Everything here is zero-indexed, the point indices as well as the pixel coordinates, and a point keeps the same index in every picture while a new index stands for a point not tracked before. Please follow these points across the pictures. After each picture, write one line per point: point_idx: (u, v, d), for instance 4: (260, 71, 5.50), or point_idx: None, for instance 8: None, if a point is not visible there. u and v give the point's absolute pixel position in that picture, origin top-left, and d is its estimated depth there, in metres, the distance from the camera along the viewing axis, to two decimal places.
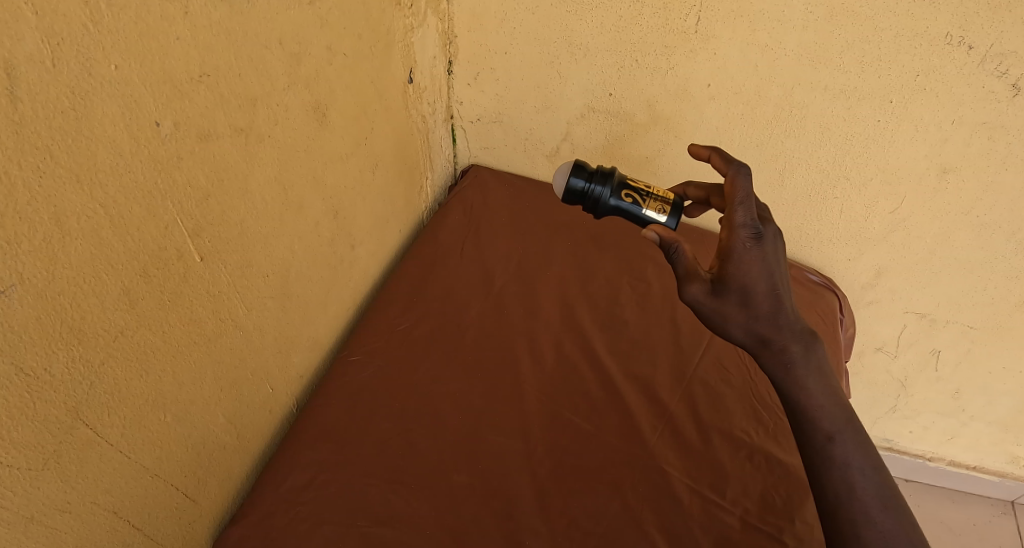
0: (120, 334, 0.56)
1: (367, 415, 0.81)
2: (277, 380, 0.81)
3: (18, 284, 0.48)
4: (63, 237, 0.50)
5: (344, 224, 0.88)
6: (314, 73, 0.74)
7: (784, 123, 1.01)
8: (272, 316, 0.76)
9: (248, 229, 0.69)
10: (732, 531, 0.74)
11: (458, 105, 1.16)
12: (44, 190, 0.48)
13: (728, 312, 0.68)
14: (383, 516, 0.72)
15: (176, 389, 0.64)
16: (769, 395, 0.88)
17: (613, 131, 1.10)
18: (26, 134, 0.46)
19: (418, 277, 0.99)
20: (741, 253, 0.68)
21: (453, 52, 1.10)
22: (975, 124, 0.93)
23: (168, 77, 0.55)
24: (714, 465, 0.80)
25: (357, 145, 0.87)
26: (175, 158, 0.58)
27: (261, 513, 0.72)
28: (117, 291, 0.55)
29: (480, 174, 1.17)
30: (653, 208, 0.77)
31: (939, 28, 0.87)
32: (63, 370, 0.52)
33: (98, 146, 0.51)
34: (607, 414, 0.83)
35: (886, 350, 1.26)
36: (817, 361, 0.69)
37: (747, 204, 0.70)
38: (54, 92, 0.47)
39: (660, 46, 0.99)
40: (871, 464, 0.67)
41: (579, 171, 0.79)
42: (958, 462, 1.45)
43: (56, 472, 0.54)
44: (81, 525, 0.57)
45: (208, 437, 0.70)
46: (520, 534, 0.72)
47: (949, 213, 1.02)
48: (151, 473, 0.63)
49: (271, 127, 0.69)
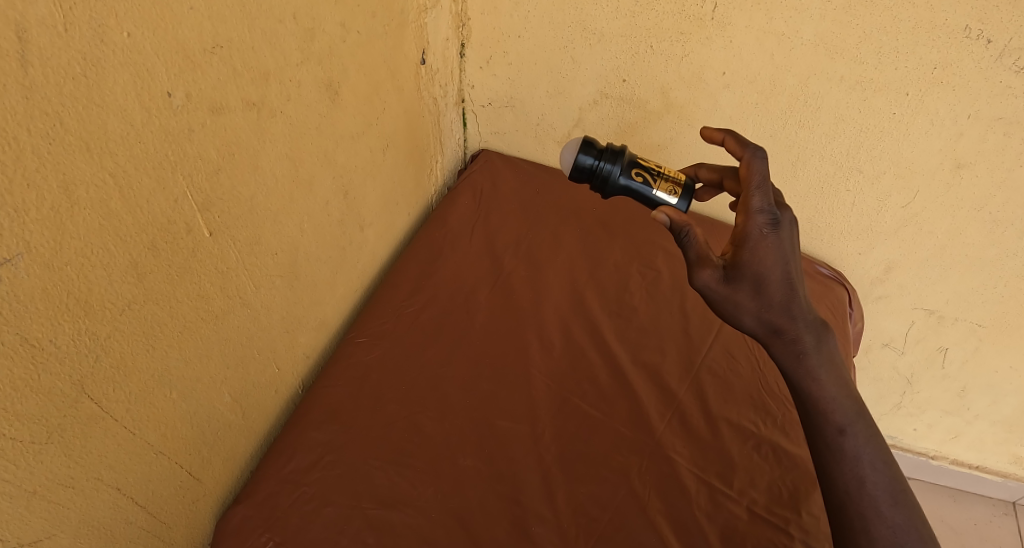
0: (128, 307, 0.56)
1: (374, 396, 0.81)
2: (284, 360, 0.80)
3: (25, 252, 0.47)
4: (72, 207, 0.49)
5: (353, 205, 0.87)
6: (327, 50, 0.73)
7: (799, 113, 1.00)
8: (280, 294, 0.76)
9: (258, 204, 0.68)
10: (738, 521, 0.74)
11: (469, 89, 1.15)
12: (53, 157, 0.47)
13: (739, 301, 0.67)
14: (389, 499, 0.72)
15: (182, 365, 0.63)
16: (778, 386, 0.87)
17: (625, 118, 1.09)
18: (36, 100, 0.45)
19: (427, 259, 0.98)
20: (757, 239, 0.67)
21: (466, 35, 1.09)
22: (991, 120, 0.92)
23: (182, 47, 0.55)
24: (721, 455, 0.79)
25: (369, 125, 0.86)
26: (187, 130, 0.57)
27: (265, 493, 0.72)
28: (125, 263, 0.55)
29: (490, 159, 1.16)
30: (664, 189, 0.76)
31: (958, 20, 0.86)
32: (68, 342, 0.52)
33: (109, 115, 0.50)
34: (616, 401, 0.83)
35: (894, 345, 1.26)
36: (830, 352, 0.68)
37: (764, 189, 0.69)
38: (66, 57, 0.47)
39: (675, 32, 0.98)
40: (882, 458, 0.67)
41: (588, 148, 0.77)
42: (960, 461, 1.45)
43: (60, 447, 0.53)
44: (85, 502, 0.56)
45: (213, 415, 0.69)
46: (527, 519, 0.71)
47: (963, 209, 1.02)
48: (155, 450, 0.62)
49: (283, 102, 0.68)
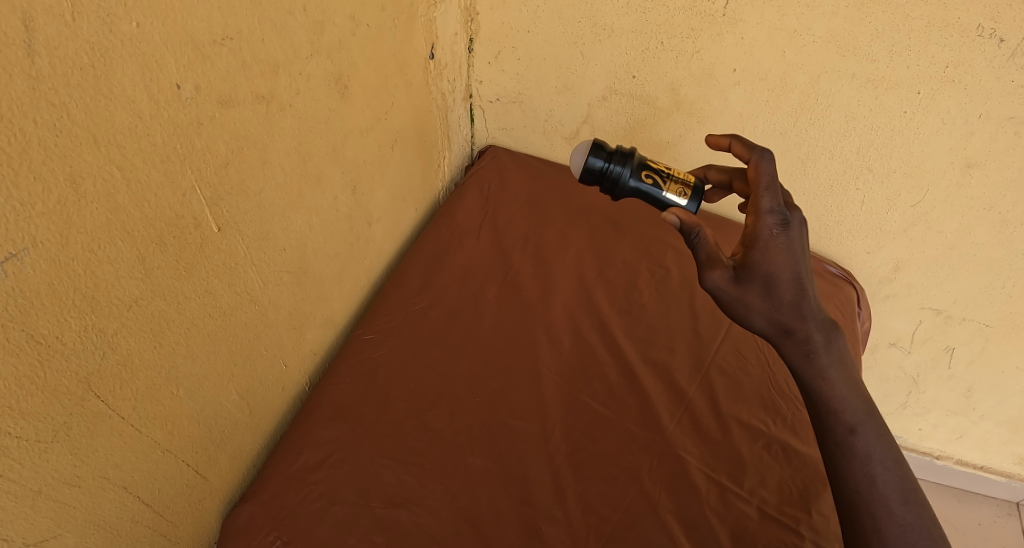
0: (135, 303, 0.55)
1: (381, 393, 0.80)
2: (291, 357, 0.79)
3: (31, 247, 0.46)
4: (79, 200, 0.48)
5: (361, 200, 0.86)
6: (337, 43, 0.72)
7: (809, 111, 0.99)
8: (288, 290, 0.75)
9: (266, 199, 0.67)
10: (749, 521, 0.73)
11: (477, 85, 1.14)
12: (60, 149, 0.46)
13: (750, 301, 0.66)
14: (397, 498, 0.71)
15: (189, 362, 0.62)
16: (787, 385, 0.86)
17: (634, 115, 1.08)
18: (43, 90, 0.44)
19: (434, 256, 0.97)
20: (767, 240, 0.66)
21: (475, 29, 1.08)
22: (1002, 119, 0.91)
23: (191, 38, 0.54)
24: (731, 455, 0.78)
25: (377, 120, 0.85)
26: (195, 123, 0.56)
27: (272, 492, 0.71)
28: (132, 258, 0.54)
29: (497, 155, 1.15)
30: (674, 191, 0.75)
31: (971, 19, 0.85)
32: (74, 338, 0.51)
33: (117, 107, 0.49)
34: (625, 399, 0.82)
35: (900, 345, 1.25)
36: (840, 352, 0.67)
37: (773, 189, 0.68)
38: (74, 47, 0.46)
39: (686, 29, 0.97)
40: (892, 457, 0.66)
41: (597, 150, 0.76)
42: (965, 461, 1.44)
43: (66, 445, 0.52)
44: (90, 501, 0.56)
45: (220, 413, 0.68)
46: (536, 518, 0.71)
47: (972, 209, 1.01)
48: (161, 449, 0.61)
49: (293, 96, 0.67)
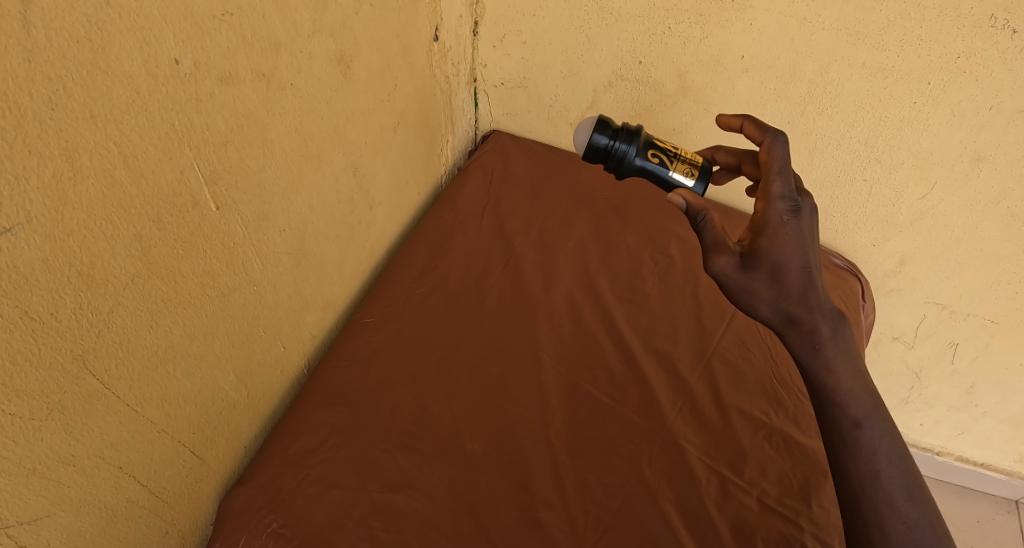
0: (131, 281, 0.54)
1: (380, 377, 0.79)
2: (290, 339, 0.79)
3: (25, 222, 0.45)
4: (74, 175, 0.48)
5: (362, 182, 0.85)
6: (340, 22, 0.71)
7: (818, 100, 0.98)
8: (287, 272, 0.74)
9: (266, 178, 0.66)
10: (748, 512, 0.73)
11: (482, 68, 1.13)
12: (55, 123, 0.45)
13: (756, 289, 0.65)
14: (394, 483, 0.71)
15: (186, 342, 0.61)
16: (790, 376, 0.86)
17: (639, 101, 1.07)
18: (38, 63, 0.43)
19: (436, 241, 0.96)
20: (776, 227, 0.65)
21: (480, 12, 1.06)
22: (1013, 112, 0.90)
23: (190, 13, 0.53)
24: (732, 445, 0.78)
25: (380, 101, 0.84)
26: (194, 100, 0.55)
27: (268, 475, 0.70)
28: (128, 236, 0.53)
29: (501, 140, 1.14)
30: (680, 171, 0.74)
31: (984, 9, 0.83)
32: (69, 316, 0.50)
33: (113, 81, 0.48)
34: (626, 388, 0.81)
35: (903, 339, 1.24)
36: (846, 343, 0.66)
37: (785, 174, 0.67)
38: (70, 19, 0.45)
39: (694, 14, 0.96)
40: (898, 452, 0.65)
41: (603, 127, 0.75)
42: (965, 458, 1.44)
43: (61, 423, 0.52)
44: (85, 480, 0.55)
45: (218, 394, 0.68)
46: (535, 506, 0.70)
47: (980, 202, 1.00)
48: (157, 429, 0.61)
49: (294, 75, 0.66)
